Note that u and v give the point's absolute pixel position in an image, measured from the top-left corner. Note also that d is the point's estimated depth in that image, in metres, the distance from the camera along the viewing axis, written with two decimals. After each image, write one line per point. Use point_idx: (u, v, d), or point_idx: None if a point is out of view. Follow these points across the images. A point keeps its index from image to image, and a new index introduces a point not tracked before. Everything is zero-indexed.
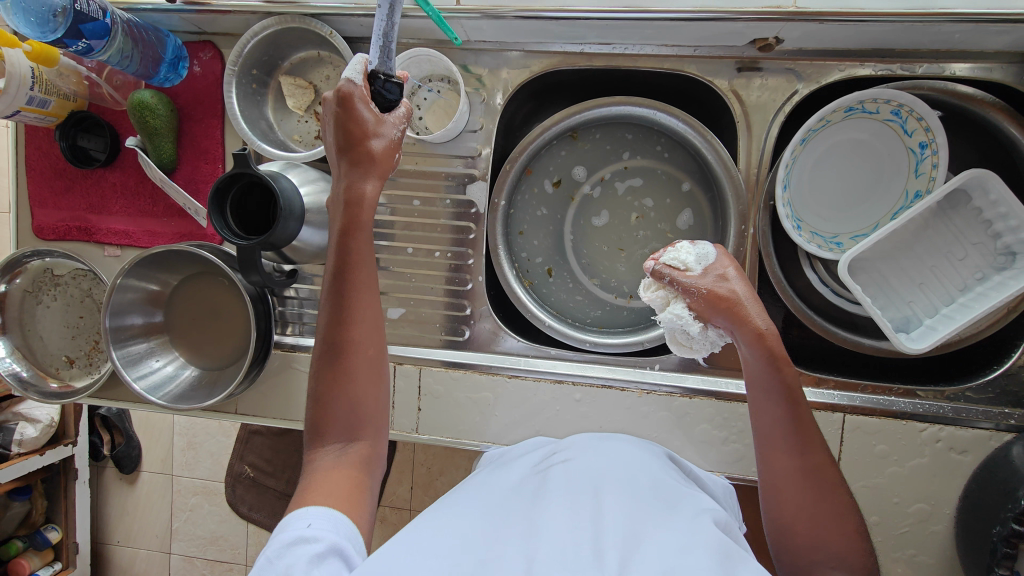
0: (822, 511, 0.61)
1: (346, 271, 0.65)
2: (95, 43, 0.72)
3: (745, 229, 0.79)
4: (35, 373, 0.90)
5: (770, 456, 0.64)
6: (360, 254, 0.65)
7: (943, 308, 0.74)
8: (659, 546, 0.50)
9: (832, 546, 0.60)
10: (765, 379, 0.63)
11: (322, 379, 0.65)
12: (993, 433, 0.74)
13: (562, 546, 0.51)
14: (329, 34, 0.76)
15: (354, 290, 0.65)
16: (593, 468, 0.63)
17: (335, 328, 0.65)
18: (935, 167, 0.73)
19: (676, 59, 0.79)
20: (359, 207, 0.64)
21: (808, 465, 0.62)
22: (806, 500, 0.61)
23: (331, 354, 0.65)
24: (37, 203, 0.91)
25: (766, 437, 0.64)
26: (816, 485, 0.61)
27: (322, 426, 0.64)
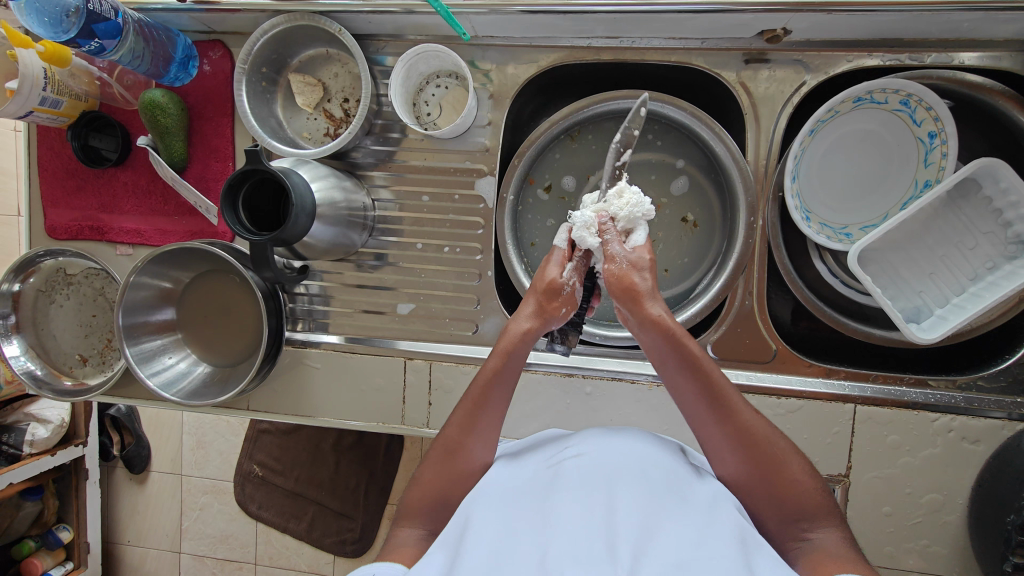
0: (772, 465, 0.59)
1: (488, 389, 0.67)
2: (108, 43, 0.73)
3: (754, 221, 0.79)
4: (49, 371, 0.91)
5: (705, 432, 0.63)
6: (506, 377, 0.67)
7: (954, 298, 0.74)
8: (674, 540, 0.50)
9: (795, 502, 0.59)
10: (669, 358, 0.63)
11: (425, 471, 0.68)
12: (1005, 422, 0.74)
13: (575, 540, 0.52)
14: (338, 32, 0.77)
15: (485, 409, 0.67)
16: (605, 458, 0.63)
17: (449, 437, 0.67)
18: (945, 157, 0.73)
19: (683, 52, 0.79)
20: (521, 347, 0.68)
21: (740, 430, 0.60)
22: (750, 469, 0.60)
23: (444, 457, 0.67)
24: (49, 203, 0.92)
25: (692, 409, 0.63)
26: (753, 446, 0.60)
27: (409, 508, 0.67)
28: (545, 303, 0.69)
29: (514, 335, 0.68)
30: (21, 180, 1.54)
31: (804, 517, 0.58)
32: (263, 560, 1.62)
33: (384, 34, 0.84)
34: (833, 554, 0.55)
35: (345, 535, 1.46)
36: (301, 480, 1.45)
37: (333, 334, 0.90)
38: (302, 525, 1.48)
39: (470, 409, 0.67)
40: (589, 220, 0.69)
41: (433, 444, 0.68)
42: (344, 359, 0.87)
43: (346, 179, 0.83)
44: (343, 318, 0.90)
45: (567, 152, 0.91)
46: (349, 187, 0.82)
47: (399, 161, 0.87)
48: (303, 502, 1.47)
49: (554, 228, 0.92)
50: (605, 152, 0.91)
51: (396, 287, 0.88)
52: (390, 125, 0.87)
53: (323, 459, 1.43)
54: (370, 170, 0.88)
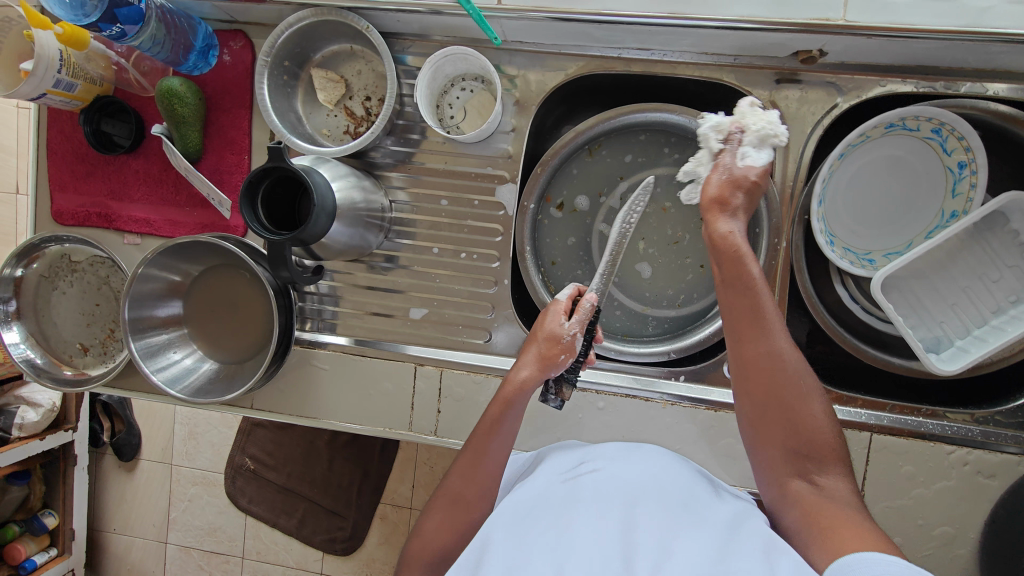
0: (794, 402, 0.58)
1: (488, 435, 0.66)
2: (129, 29, 0.71)
3: (777, 242, 0.78)
4: (49, 360, 0.89)
5: (738, 356, 0.60)
6: (505, 424, 0.66)
7: (976, 331, 0.74)
8: (694, 555, 0.49)
9: (807, 441, 0.57)
10: (728, 268, 0.60)
11: (428, 520, 0.65)
12: (1021, 458, 0.73)
13: (592, 551, 0.50)
14: (366, 29, 0.75)
15: (485, 461, 0.65)
16: (624, 478, 0.62)
17: (452, 487, 0.65)
18: (974, 188, 0.72)
19: (714, 67, 0.78)
20: (522, 397, 0.67)
21: (776, 355, 0.58)
22: (768, 401, 0.58)
23: (448, 504, 0.65)
24: (56, 187, 0.90)
25: (731, 329, 0.60)
26: (781, 377, 0.58)
27: (412, 560, 0.64)
28: (546, 358, 0.68)
29: (518, 383, 0.67)
30: (23, 159, 1.52)
31: (813, 458, 0.57)
32: (251, 555, 1.60)
33: (410, 33, 0.82)
34: (832, 499, 0.55)
35: (334, 534, 1.46)
36: (293, 475, 1.43)
37: (341, 335, 0.88)
38: (291, 521, 1.47)
39: (470, 461, 0.66)
40: (721, 123, 0.67)
41: (438, 492, 0.66)
42: (353, 361, 0.85)
43: (366, 179, 0.81)
44: (353, 319, 0.88)
45: (586, 166, 0.89)
46: (368, 187, 0.80)
47: (417, 162, 0.86)
48: (294, 498, 1.46)
49: (574, 247, 0.91)
50: (620, 166, 0.89)
51: (408, 291, 0.87)
52: (411, 126, 0.85)
53: (317, 456, 1.42)
54: (388, 171, 0.86)
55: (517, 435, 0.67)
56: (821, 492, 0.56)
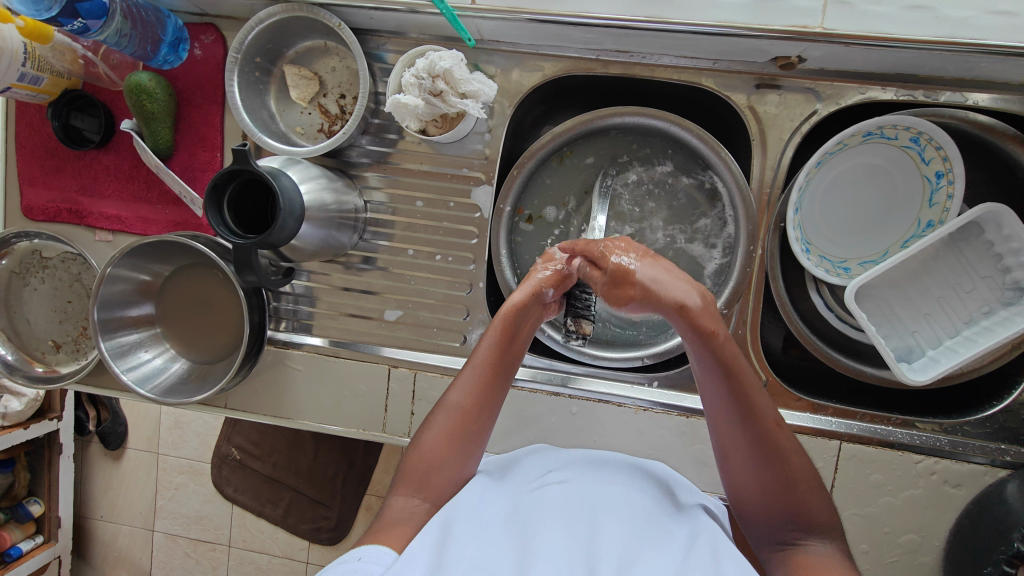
0: (778, 464, 0.57)
1: (496, 367, 0.67)
2: (92, 23, 0.70)
3: (753, 250, 0.77)
4: (21, 357, 0.88)
5: (719, 424, 0.60)
6: (505, 346, 0.68)
7: (947, 340, 0.74)
8: (656, 566, 0.49)
9: (798, 504, 0.56)
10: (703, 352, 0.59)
11: (427, 438, 0.65)
12: (988, 468, 0.74)
13: (556, 559, 0.50)
14: (337, 26, 0.73)
15: (493, 373, 0.67)
16: (591, 486, 0.62)
17: (457, 401, 0.66)
18: (950, 199, 0.72)
19: (693, 71, 0.76)
20: (524, 316, 0.69)
21: (759, 435, 0.57)
22: (755, 465, 0.58)
23: (453, 420, 0.65)
24: (26, 181, 0.88)
25: (710, 395, 0.60)
26: (760, 444, 0.57)
27: (409, 476, 0.63)
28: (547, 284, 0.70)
29: (514, 303, 0.69)
30: None
31: (802, 523, 0.56)
32: (237, 543, 1.61)
33: (386, 30, 0.80)
34: (826, 567, 0.54)
35: (320, 523, 1.46)
36: (278, 466, 1.42)
37: (316, 336, 0.88)
38: (277, 510, 1.47)
39: (476, 373, 0.67)
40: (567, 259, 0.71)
41: (441, 411, 0.66)
42: (327, 362, 0.85)
43: (338, 179, 0.80)
44: (328, 320, 0.87)
45: (562, 171, 0.87)
46: (340, 188, 0.79)
47: (393, 163, 0.84)
48: (280, 487, 1.45)
49: None
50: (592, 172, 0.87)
51: (383, 292, 0.86)
52: (387, 126, 0.84)
53: (302, 446, 1.40)
54: (364, 170, 0.85)
55: (518, 358, 0.69)
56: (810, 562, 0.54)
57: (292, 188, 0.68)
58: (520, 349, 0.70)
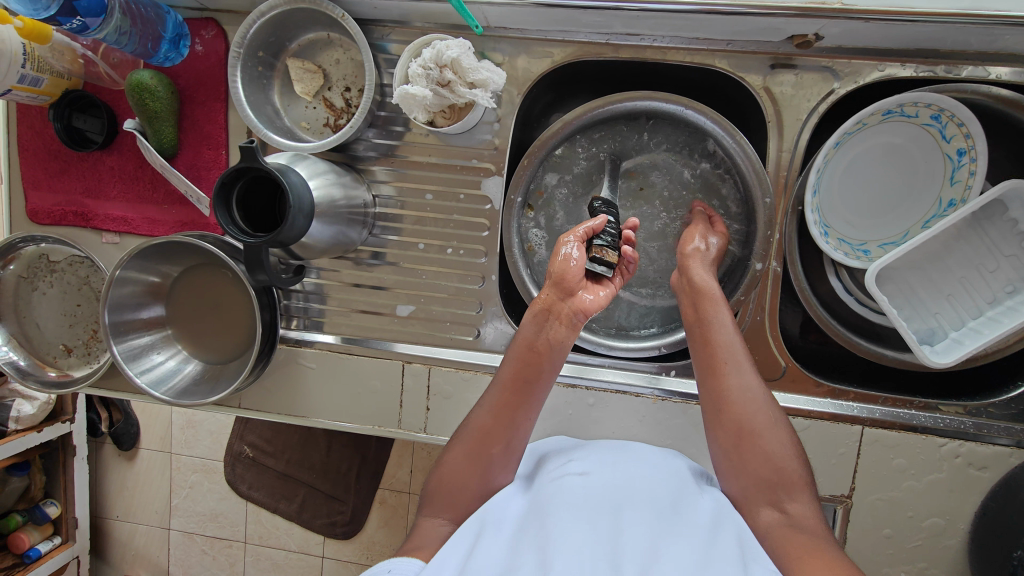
0: (755, 425, 0.61)
1: (519, 390, 0.66)
2: (91, 22, 0.68)
3: (770, 234, 0.76)
4: (33, 361, 0.88)
5: (705, 380, 0.65)
6: (532, 372, 0.67)
7: (971, 322, 0.72)
8: (681, 559, 0.49)
9: (776, 471, 0.59)
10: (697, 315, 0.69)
11: (449, 458, 0.66)
12: (1013, 450, 0.73)
13: (579, 554, 0.49)
14: (341, 17, 0.71)
15: (518, 396, 0.66)
16: (613, 477, 0.61)
17: (478, 420, 0.67)
18: (973, 175, 0.70)
19: (706, 52, 0.74)
20: (547, 322, 0.68)
21: (743, 390, 0.63)
22: (738, 428, 0.62)
23: (476, 445, 0.65)
24: (30, 185, 0.88)
25: (703, 365, 0.66)
26: (750, 403, 0.62)
27: (437, 493, 0.65)
28: (561, 280, 0.68)
29: (536, 306, 0.69)
30: None
31: (783, 488, 0.59)
32: (253, 539, 1.62)
33: (390, 20, 0.79)
34: (806, 530, 0.56)
35: (335, 518, 1.46)
36: (292, 463, 1.43)
37: (328, 333, 0.87)
38: (292, 506, 1.47)
39: (502, 392, 0.67)
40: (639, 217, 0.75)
41: (464, 432, 0.67)
42: (339, 360, 0.84)
43: (346, 174, 0.78)
44: (340, 317, 0.86)
45: (572, 160, 0.85)
46: (349, 183, 0.78)
47: (401, 156, 0.83)
48: (294, 483, 1.45)
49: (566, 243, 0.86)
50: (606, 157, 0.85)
51: (395, 288, 0.85)
52: (394, 118, 0.82)
53: (315, 443, 1.41)
54: (371, 164, 0.83)
55: (545, 394, 0.67)
56: (792, 518, 0.57)
57: (303, 183, 0.67)
58: (549, 373, 0.67)
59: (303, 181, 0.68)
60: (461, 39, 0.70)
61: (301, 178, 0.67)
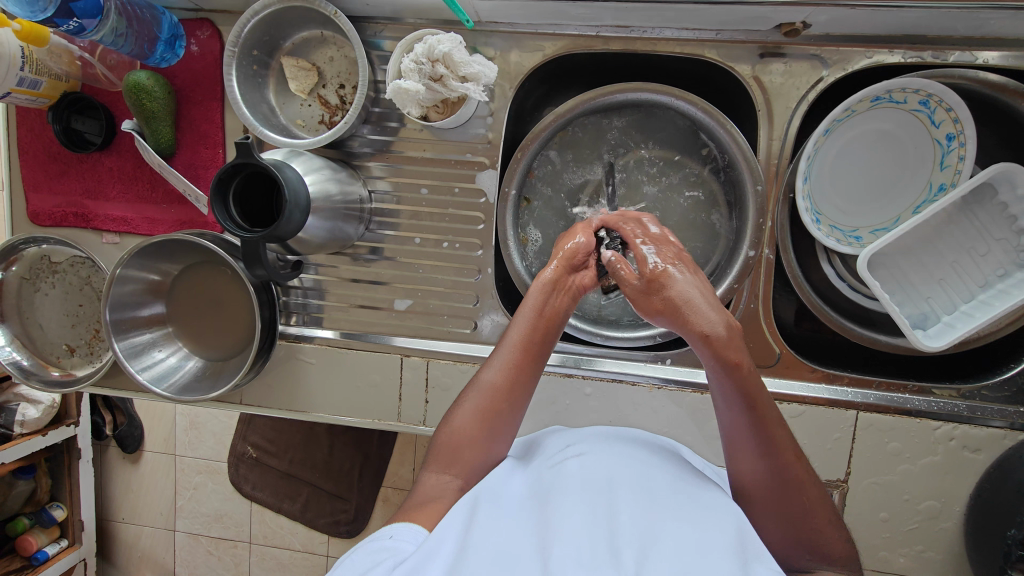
0: (798, 509, 0.56)
1: (528, 352, 0.67)
2: (87, 23, 0.68)
3: (762, 222, 0.76)
4: (36, 361, 0.89)
5: (735, 449, 0.58)
6: (541, 334, 0.68)
7: (963, 306, 0.73)
8: (678, 539, 0.49)
9: (819, 544, 0.56)
10: (722, 386, 0.58)
11: (458, 416, 0.65)
12: (1007, 432, 0.73)
13: (577, 539, 0.50)
14: (333, 15, 0.72)
15: (528, 357, 0.67)
16: (610, 458, 0.61)
17: (489, 377, 0.67)
18: (963, 160, 0.70)
19: (695, 43, 0.75)
20: (554, 292, 0.70)
21: (778, 471, 0.56)
22: (773, 504, 0.56)
23: (485, 405, 0.65)
24: (31, 187, 0.89)
25: (730, 442, 0.59)
26: (792, 485, 0.56)
27: (441, 453, 0.64)
28: (569, 258, 0.72)
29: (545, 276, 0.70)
30: None
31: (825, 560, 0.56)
32: (258, 540, 1.63)
33: (382, 16, 0.79)
34: None
35: (339, 517, 1.45)
36: (295, 461, 1.44)
37: (328, 329, 0.88)
38: (296, 505, 1.46)
39: (511, 353, 0.67)
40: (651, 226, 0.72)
41: (473, 391, 0.66)
42: (338, 355, 0.85)
43: (342, 170, 0.79)
44: (338, 312, 0.87)
45: (565, 153, 0.86)
46: (344, 178, 0.78)
47: (397, 151, 0.84)
48: (297, 483, 1.45)
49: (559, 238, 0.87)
50: (598, 149, 0.85)
51: (393, 282, 0.86)
52: (388, 114, 0.83)
53: (317, 441, 1.42)
54: (367, 160, 0.84)
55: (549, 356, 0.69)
56: None
57: (298, 179, 0.68)
58: (553, 337, 0.69)
59: (298, 177, 0.68)
60: (452, 33, 0.71)
61: (294, 172, 0.68)
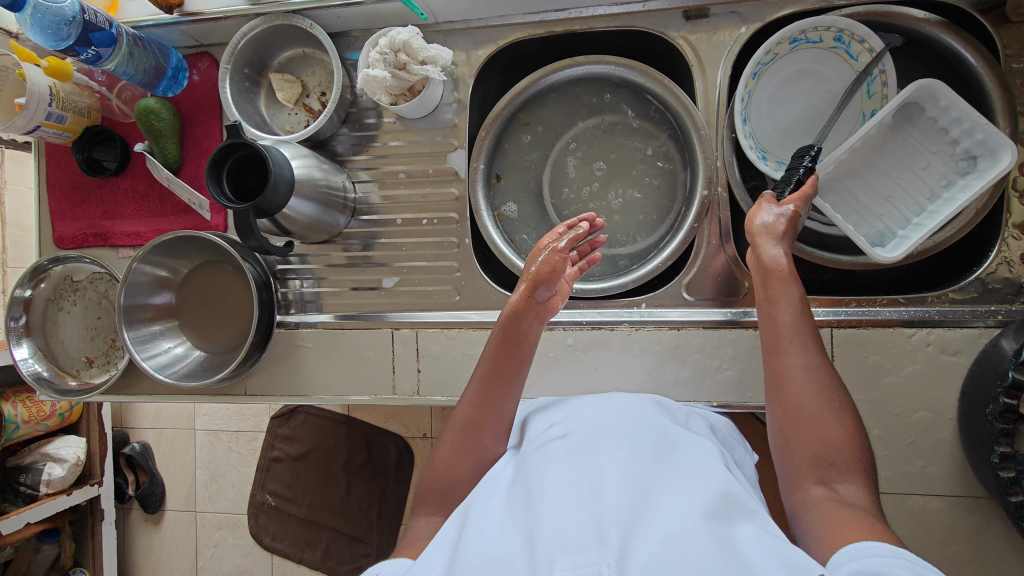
0: (820, 409, 0.56)
1: (499, 365, 0.69)
2: (103, 51, 0.81)
3: (711, 162, 0.83)
4: (54, 371, 0.95)
5: (774, 348, 0.61)
6: (511, 355, 0.70)
7: (915, 219, 0.77)
8: (664, 507, 0.47)
9: (831, 450, 0.54)
10: (778, 288, 0.63)
11: (441, 450, 0.67)
12: (983, 330, 0.74)
13: (564, 509, 0.48)
14: (309, 27, 0.84)
15: (499, 382, 0.69)
16: (595, 440, 0.58)
17: (461, 413, 0.68)
18: (886, 85, 0.79)
19: (626, 16, 0.85)
20: (527, 315, 0.72)
21: (811, 367, 0.58)
22: (804, 400, 0.57)
23: (464, 431, 0.67)
24: (56, 216, 0.99)
25: (768, 345, 0.62)
26: (818, 383, 0.57)
27: (428, 493, 0.64)
28: (539, 275, 0.72)
29: (513, 308, 0.71)
30: (26, 231, 1.60)
31: (839, 466, 0.53)
32: None
33: (354, 30, 0.91)
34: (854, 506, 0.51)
35: (361, 562, 1.39)
36: (313, 505, 1.43)
37: (326, 313, 0.93)
38: (317, 554, 1.43)
39: (484, 383, 0.69)
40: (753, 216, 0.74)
41: (454, 421, 0.68)
42: (334, 335, 0.90)
43: (326, 163, 0.87)
44: (333, 297, 0.93)
45: (527, 132, 0.94)
46: (328, 169, 0.86)
47: (378, 144, 0.93)
48: (318, 529, 1.43)
49: (531, 212, 0.94)
50: (558, 125, 0.94)
51: (381, 263, 0.92)
52: (366, 113, 0.93)
53: (334, 481, 1.42)
54: (351, 156, 0.93)
55: (525, 375, 0.71)
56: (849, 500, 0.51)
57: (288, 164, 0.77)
58: (525, 355, 0.71)
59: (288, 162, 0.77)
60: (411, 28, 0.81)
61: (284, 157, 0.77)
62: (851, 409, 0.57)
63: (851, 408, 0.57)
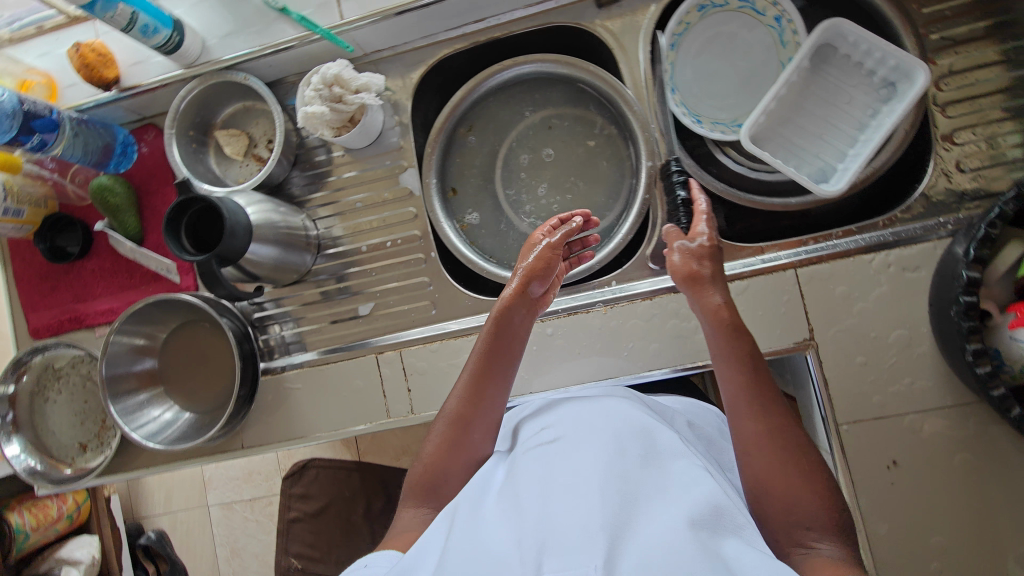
0: (789, 464, 0.58)
1: (489, 362, 0.71)
2: (48, 136, 0.83)
3: (649, 134, 0.86)
4: (47, 462, 0.94)
5: (737, 413, 0.63)
6: (504, 354, 0.72)
7: (850, 150, 0.80)
8: (651, 523, 0.47)
9: (802, 509, 0.56)
10: (728, 345, 0.66)
11: (428, 448, 0.69)
12: (937, 242, 0.76)
13: (555, 523, 0.48)
14: (244, 79, 0.87)
15: (490, 381, 0.71)
16: (585, 439, 0.58)
17: (450, 407, 0.70)
18: (796, 33, 0.82)
19: (542, 15, 0.89)
20: (517, 314, 0.74)
21: (770, 426, 0.61)
22: (771, 463, 0.59)
23: (453, 427, 0.69)
24: (29, 308, 1.00)
25: (729, 399, 0.65)
26: (781, 439, 0.60)
27: (416, 488, 0.67)
28: (530, 271, 0.76)
29: (503, 305, 0.74)
30: None
31: (812, 526, 0.55)
32: None
33: (289, 75, 0.94)
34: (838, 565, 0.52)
35: None
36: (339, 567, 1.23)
37: (309, 351, 0.94)
38: None
39: (474, 380, 0.70)
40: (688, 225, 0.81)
41: (443, 418, 0.70)
42: (320, 371, 0.91)
43: (283, 205, 0.89)
44: (314, 334, 0.94)
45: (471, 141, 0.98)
46: (287, 211, 0.88)
47: (332, 178, 0.95)
48: None
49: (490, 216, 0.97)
50: (500, 129, 0.98)
51: (354, 292, 0.93)
52: (315, 151, 0.95)
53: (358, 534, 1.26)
54: (307, 195, 0.95)
55: (512, 376, 0.73)
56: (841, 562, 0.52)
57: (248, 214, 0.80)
58: (514, 354, 0.73)
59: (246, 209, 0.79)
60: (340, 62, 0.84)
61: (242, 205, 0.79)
62: (819, 461, 0.59)
63: (814, 461, 0.59)
